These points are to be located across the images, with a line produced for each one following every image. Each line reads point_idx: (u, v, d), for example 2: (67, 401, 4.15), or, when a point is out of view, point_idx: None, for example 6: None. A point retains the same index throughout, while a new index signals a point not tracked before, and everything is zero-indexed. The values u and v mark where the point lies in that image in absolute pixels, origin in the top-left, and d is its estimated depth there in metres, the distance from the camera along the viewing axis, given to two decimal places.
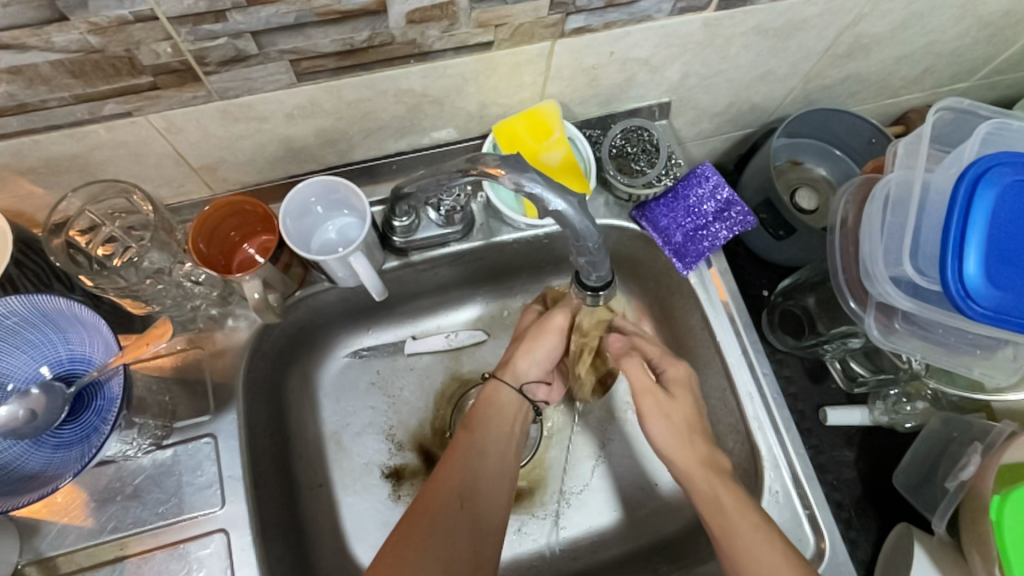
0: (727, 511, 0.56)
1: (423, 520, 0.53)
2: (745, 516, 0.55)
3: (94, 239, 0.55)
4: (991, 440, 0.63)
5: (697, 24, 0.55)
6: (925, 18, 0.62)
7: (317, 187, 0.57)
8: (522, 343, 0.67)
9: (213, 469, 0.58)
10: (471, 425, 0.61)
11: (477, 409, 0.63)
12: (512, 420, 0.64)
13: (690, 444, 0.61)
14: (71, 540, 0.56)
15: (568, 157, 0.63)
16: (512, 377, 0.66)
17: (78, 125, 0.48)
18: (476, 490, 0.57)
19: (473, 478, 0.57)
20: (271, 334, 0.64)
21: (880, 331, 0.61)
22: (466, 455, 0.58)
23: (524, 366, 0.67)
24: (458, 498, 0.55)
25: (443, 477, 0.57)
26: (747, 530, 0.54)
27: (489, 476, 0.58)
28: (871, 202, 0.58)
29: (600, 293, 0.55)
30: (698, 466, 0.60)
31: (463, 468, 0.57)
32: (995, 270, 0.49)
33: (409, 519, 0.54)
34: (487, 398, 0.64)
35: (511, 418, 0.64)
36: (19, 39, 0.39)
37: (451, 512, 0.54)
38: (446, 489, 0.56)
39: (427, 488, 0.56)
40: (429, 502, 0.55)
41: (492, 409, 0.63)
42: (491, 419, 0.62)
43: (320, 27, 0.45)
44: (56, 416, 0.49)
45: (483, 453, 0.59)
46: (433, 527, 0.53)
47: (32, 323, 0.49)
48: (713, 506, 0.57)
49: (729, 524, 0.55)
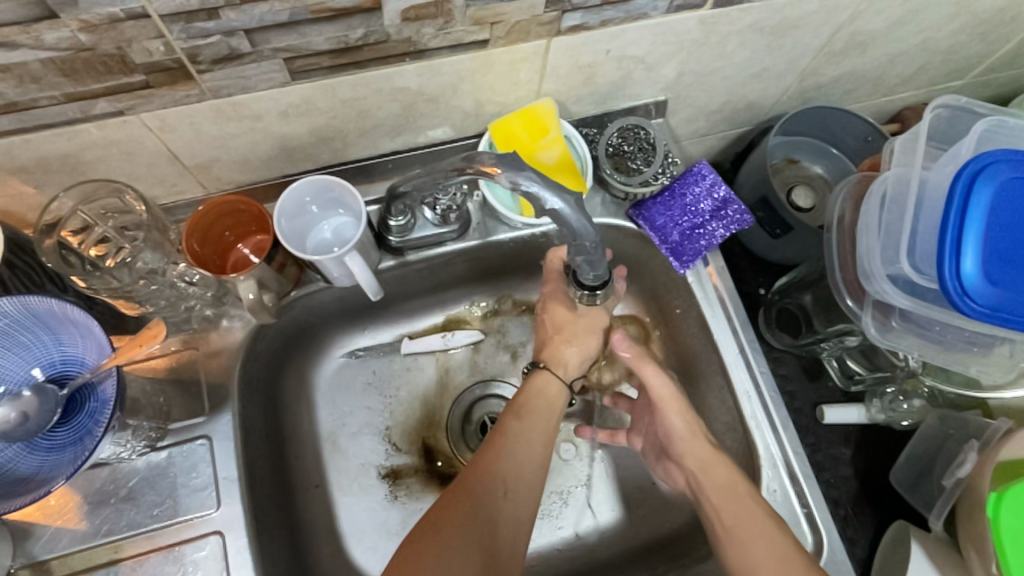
0: (745, 512, 0.56)
1: (465, 507, 0.51)
2: (761, 521, 0.55)
3: (86, 239, 0.54)
4: (988, 437, 0.63)
5: (693, 21, 0.55)
6: (920, 16, 0.62)
7: (311, 186, 0.56)
8: (572, 335, 0.65)
9: (209, 470, 0.58)
10: (520, 414, 0.59)
11: (519, 400, 0.61)
12: (554, 415, 0.61)
13: (702, 441, 0.62)
14: (65, 543, 0.56)
15: (564, 155, 0.62)
16: (562, 372, 0.64)
17: (69, 124, 0.47)
18: (520, 482, 0.54)
19: (520, 467, 0.55)
20: (267, 334, 0.64)
21: (877, 329, 0.60)
22: (514, 444, 0.56)
23: (575, 361, 0.65)
24: (503, 486, 0.53)
25: (488, 464, 0.54)
26: (758, 533, 0.54)
27: (535, 466, 0.56)
28: (868, 200, 0.58)
29: (597, 291, 0.54)
30: (712, 459, 0.60)
31: (507, 457, 0.55)
32: (993, 268, 0.49)
33: (451, 503, 0.52)
34: (535, 388, 0.62)
35: (556, 411, 0.62)
36: (8, 37, 0.39)
37: (494, 498, 0.52)
38: (491, 473, 0.54)
39: (472, 472, 0.54)
40: (471, 488, 0.53)
41: (542, 401, 0.61)
42: (540, 411, 0.60)
43: (314, 24, 0.45)
44: (49, 419, 0.48)
45: (529, 446, 0.57)
46: (473, 516, 0.51)
47: (23, 324, 0.49)
48: (732, 505, 0.56)
49: (746, 523, 0.55)
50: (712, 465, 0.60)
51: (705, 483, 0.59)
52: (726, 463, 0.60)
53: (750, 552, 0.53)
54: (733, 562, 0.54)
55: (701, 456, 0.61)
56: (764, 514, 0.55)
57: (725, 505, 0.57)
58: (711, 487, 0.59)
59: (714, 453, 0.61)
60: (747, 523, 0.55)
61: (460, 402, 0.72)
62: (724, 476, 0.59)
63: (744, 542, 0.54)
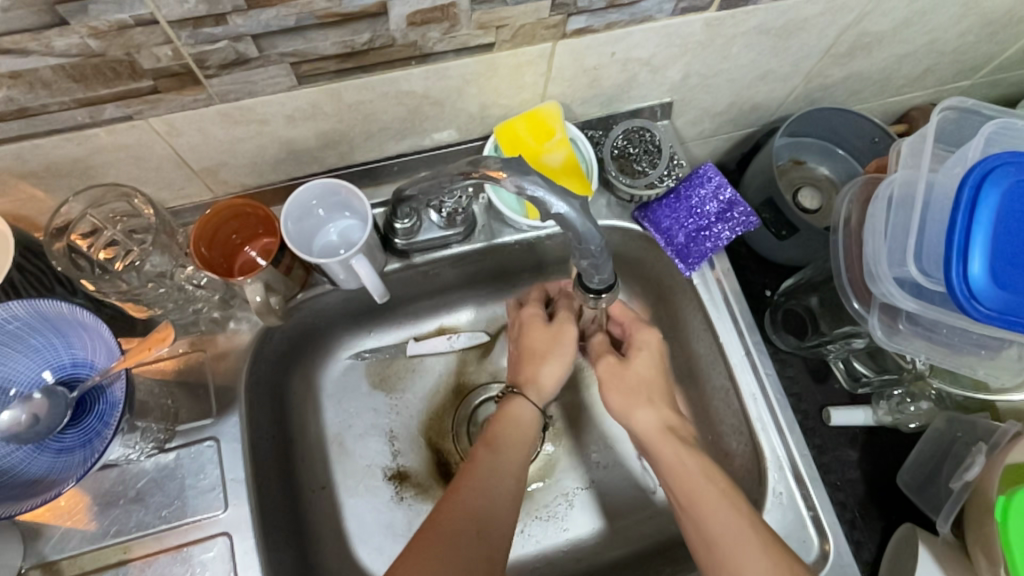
0: (724, 514, 0.53)
1: (439, 545, 0.50)
2: (720, 504, 0.54)
3: (95, 243, 0.55)
4: (996, 440, 0.62)
5: (698, 24, 0.55)
6: (928, 16, 0.62)
7: (319, 188, 0.56)
8: (549, 355, 0.65)
9: (216, 471, 0.58)
10: (490, 446, 0.59)
11: (491, 429, 0.61)
12: (526, 443, 0.61)
13: (653, 415, 0.62)
14: (74, 544, 0.56)
15: (570, 158, 0.62)
16: (535, 396, 0.64)
17: (79, 129, 0.48)
18: (493, 514, 0.53)
19: (491, 500, 0.54)
20: (274, 336, 0.64)
21: (884, 331, 0.60)
22: (484, 477, 0.56)
23: (549, 382, 0.64)
24: (475, 522, 0.52)
25: (459, 498, 0.53)
26: (723, 515, 0.53)
27: (507, 499, 0.55)
28: (875, 201, 0.57)
29: (602, 295, 0.53)
30: (661, 432, 0.60)
31: (480, 491, 0.54)
32: (1000, 270, 0.49)
33: (423, 540, 0.50)
34: (508, 416, 0.62)
35: (528, 439, 0.61)
36: (19, 44, 0.39)
37: (467, 536, 0.51)
38: (461, 509, 0.53)
39: (443, 509, 0.53)
40: (441, 524, 0.51)
41: (506, 425, 0.61)
42: (512, 441, 0.60)
43: (321, 29, 0.45)
44: (59, 421, 0.49)
45: (500, 477, 0.56)
46: (450, 551, 0.49)
47: (33, 327, 0.49)
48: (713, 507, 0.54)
49: (704, 500, 0.54)
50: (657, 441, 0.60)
51: (653, 454, 0.60)
52: (673, 438, 0.60)
53: (706, 533, 0.53)
54: None
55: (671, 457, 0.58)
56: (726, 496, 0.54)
57: (681, 487, 0.56)
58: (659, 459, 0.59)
59: (662, 431, 0.60)
60: (704, 500, 0.54)
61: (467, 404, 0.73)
62: (670, 451, 0.59)
63: (698, 521, 0.54)
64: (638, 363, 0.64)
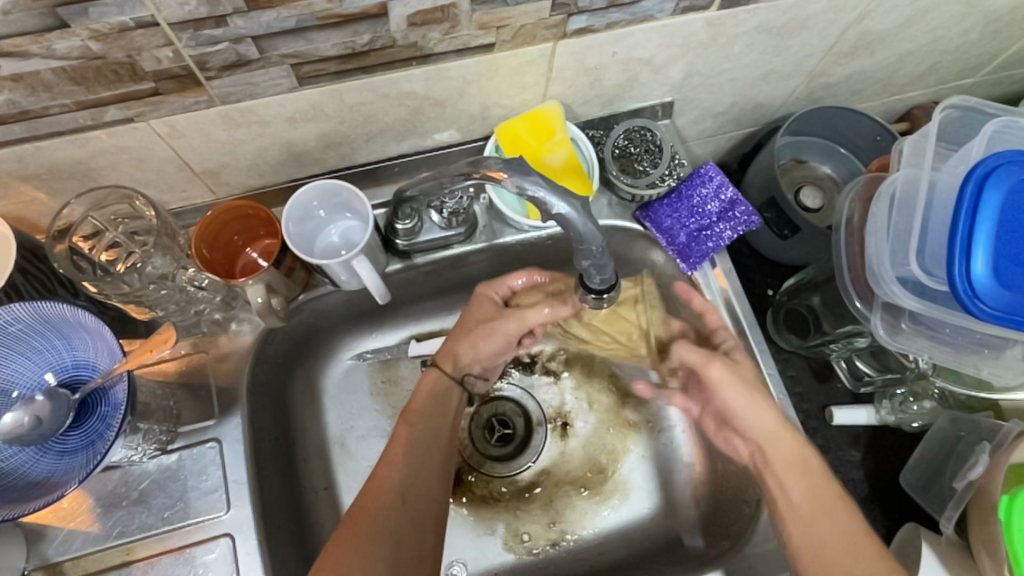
0: (819, 491, 0.55)
1: (368, 520, 0.51)
2: (832, 500, 0.54)
3: (97, 245, 0.55)
4: (1000, 439, 0.62)
5: (699, 23, 0.54)
6: (931, 14, 0.62)
7: (320, 190, 0.57)
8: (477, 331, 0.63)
9: (218, 473, 0.58)
10: (412, 418, 0.59)
11: (409, 400, 0.61)
12: (449, 409, 0.62)
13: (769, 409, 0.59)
14: (77, 545, 0.56)
15: (571, 158, 0.62)
16: (451, 366, 0.63)
17: (81, 131, 0.48)
18: (417, 485, 0.55)
19: (419, 472, 0.56)
20: (275, 337, 0.64)
21: (886, 331, 0.60)
22: (409, 448, 0.57)
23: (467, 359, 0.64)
24: (399, 496, 0.54)
25: (382, 474, 0.54)
26: (831, 515, 0.53)
27: (439, 463, 0.58)
28: (876, 200, 0.57)
29: (604, 296, 0.51)
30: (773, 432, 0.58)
31: (408, 464, 0.56)
32: (1003, 269, 0.49)
33: (353, 520, 0.51)
34: (429, 386, 0.62)
35: (451, 403, 0.63)
36: (20, 47, 0.39)
37: (393, 511, 0.53)
38: (386, 487, 0.54)
39: (370, 485, 0.54)
40: (367, 502, 0.53)
41: (428, 397, 0.61)
42: (434, 410, 0.61)
43: (321, 31, 0.45)
44: (61, 423, 0.49)
45: (427, 447, 0.58)
46: (373, 530, 0.51)
47: (35, 329, 0.49)
48: (809, 484, 0.55)
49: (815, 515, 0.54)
50: (778, 438, 0.58)
51: (772, 457, 0.58)
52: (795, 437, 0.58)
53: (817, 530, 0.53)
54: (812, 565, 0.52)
55: (768, 425, 0.58)
56: (838, 499, 0.54)
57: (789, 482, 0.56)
58: (777, 460, 0.57)
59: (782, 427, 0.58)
60: (814, 507, 0.54)
61: (484, 409, 0.73)
62: (791, 448, 0.57)
63: (810, 518, 0.54)
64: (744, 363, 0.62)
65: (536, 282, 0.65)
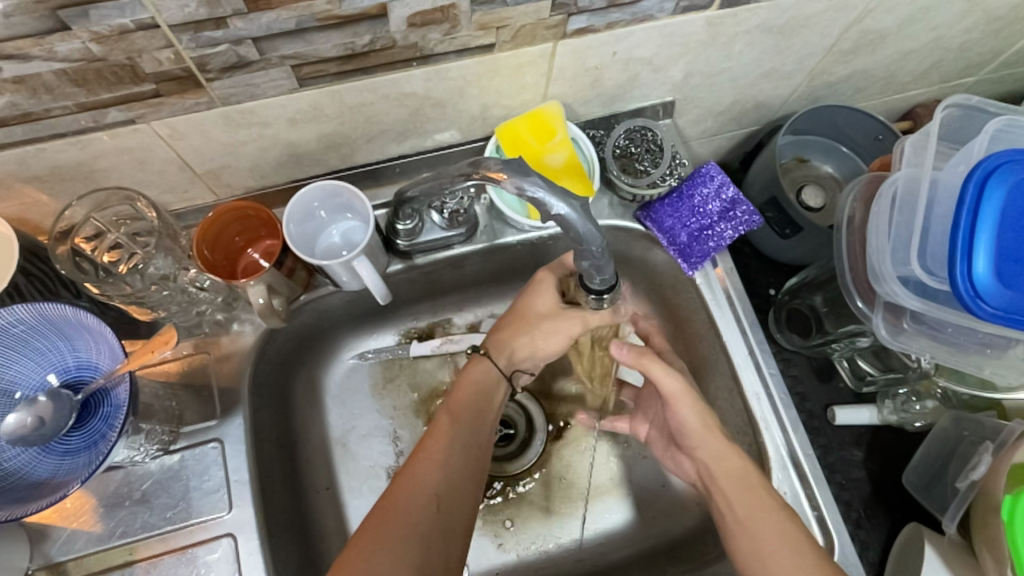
0: (759, 505, 0.55)
1: (400, 519, 0.50)
2: (772, 509, 0.55)
3: (99, 246, 0.56)
4: (1003, 439, 0.61)
5: (700, 23, 0.54)
6: (932, 13, 0.61)
7: (320, 191, 0.57)
8: (540, 327, 0.61)
9: (220, 473, 0.59)
10: (455, 415, 0.58)
11: (452, 395, 0.60)
12: (493, 407, 0.61)
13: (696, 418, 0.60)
14: (81, 545, 0.56)
15: (572, 159, 0.62)
16: (504, 361, 0.63)
17: (82, 133, 0.48)
18: (453, 485, 0.54)
19: (457, 471, 0.55)
20: (277, 339, 0.64)
21: (888, 330, 0.60)
22: (447, 445, 0.56)
23: (522, 353, 0.63)
24: (434, 497, 0.52)
25: (418, 471, 0.53)
26: (771, 527, 0.53)
27: (480, 462, 0.57)
28: (878, 200, 0.57)
29: (604, 295, 0.51)
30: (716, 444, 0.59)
31: (445, 462, 0.54)
32: (1005, 269, 0.48)
33: (382, 515, 0.50)
34: (473, 382, 0.61)
35: (494, 401, 0.61)
36: (22, 49, 0.40)
37: (426, 512, 0.51)
38: (421, 484, 0.53)
39: (404, 480, 0.53)
40: (399, 499, 0.52)
41: (471, 392, 0.60)
42: (477, 406, 0.60)
43: (321, 32, 0.45)
44: (63, 424, 0.49)
45: (467, 445, 0.57)
46: (403, 528, 0.50)
47: (38, 331, 0.50)
48: (746, 496, 0.56)
49: (756, 524, 0.54)
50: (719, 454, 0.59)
51: (716, 472, 0.58)
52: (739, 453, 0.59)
53: (758, 538, 0.53)
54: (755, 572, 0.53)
55: (713, 448, 0.59)
56: (774, 507, 0.55)
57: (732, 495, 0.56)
58: (721, 475, 0.58)
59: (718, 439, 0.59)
60: (752, 518, 0.54)
61: None
62: (732, 462, 0.58)
63: (754, 530, 0.54)
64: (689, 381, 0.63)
65: (561, 264, 0.64)
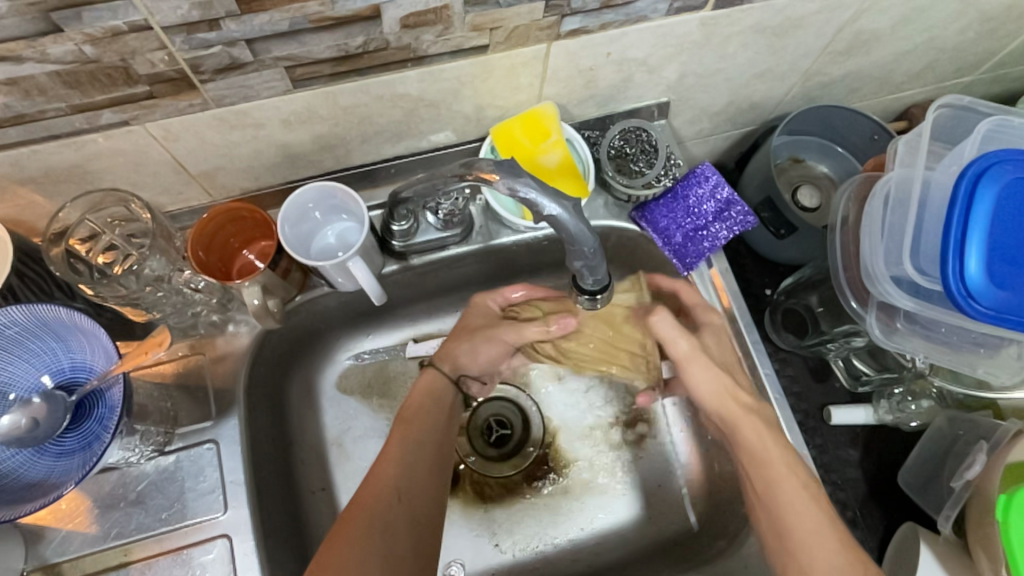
0: (777, 473, 0.56)
1: (366, 515, 0.52)
2: (796, 473, 0.56)
3: (94, 247, 0.55)
4: (998, 439, 0.62)
5: (693, 24, 0.54)
6: (926, 14, 0.61)
7: (315, 192, 0.57)
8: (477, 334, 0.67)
9: (215, 474, 0.59)
10: (407, 419, 0.60)
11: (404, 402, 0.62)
12: (444, 412, 0.63)
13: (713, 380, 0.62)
14: (76, 546, 0.56)
15: (566, 159, 0.62)
16: (450, 366, 0.65)
17: (76, 135, 0.48)
18: (412, 482, 0.56)
19: (412, 470, 0.56)
20: (272, 340, 0.64)
21: (882, 330, 0.60)
22: (404, 446, 0.57)
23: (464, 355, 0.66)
24: (395, 492, 0.54)
25: (378, 471, 0.55)
26: (795, 492, 0.55)
27: (434, 462, 0.59)
28: (872, 201, 0.57)
29: (597, 298, 0.51)
30: (726, 407, 0.61)
31: (401, 461, 0.56)
32: (996, 269, 0.49)
33: (350, 515, 0.52)
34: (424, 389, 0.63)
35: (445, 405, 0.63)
36: (14, 51, 0.40)
37: (390, 507, 0.53)
38: (381, 482, 0.54)
39: (366, 481, 0.54)
40: (363, 498, 0.53)
41: (422, 398, 0.62)
42: (428, 410, 0.62)
43: (315, 33, 0.45)
44: (58, 425, 0.49)
45: (421, 445, 0.58)
46: (370, 524, 0.52)
47: (33, 332, 0.50)
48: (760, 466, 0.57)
49: (776, 492, 0.56)
50: (738, 423, 0.60)
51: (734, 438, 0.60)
52: (754, 415, 0.60)
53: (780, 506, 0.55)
54: (778, 545, 0.55)
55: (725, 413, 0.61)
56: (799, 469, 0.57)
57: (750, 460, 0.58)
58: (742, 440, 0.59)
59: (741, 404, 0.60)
60: (773, 483, 0.56)
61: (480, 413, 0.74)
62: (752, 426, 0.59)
63: (774, 494, 0.56)
64: (716, 345, 0.64)
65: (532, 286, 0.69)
